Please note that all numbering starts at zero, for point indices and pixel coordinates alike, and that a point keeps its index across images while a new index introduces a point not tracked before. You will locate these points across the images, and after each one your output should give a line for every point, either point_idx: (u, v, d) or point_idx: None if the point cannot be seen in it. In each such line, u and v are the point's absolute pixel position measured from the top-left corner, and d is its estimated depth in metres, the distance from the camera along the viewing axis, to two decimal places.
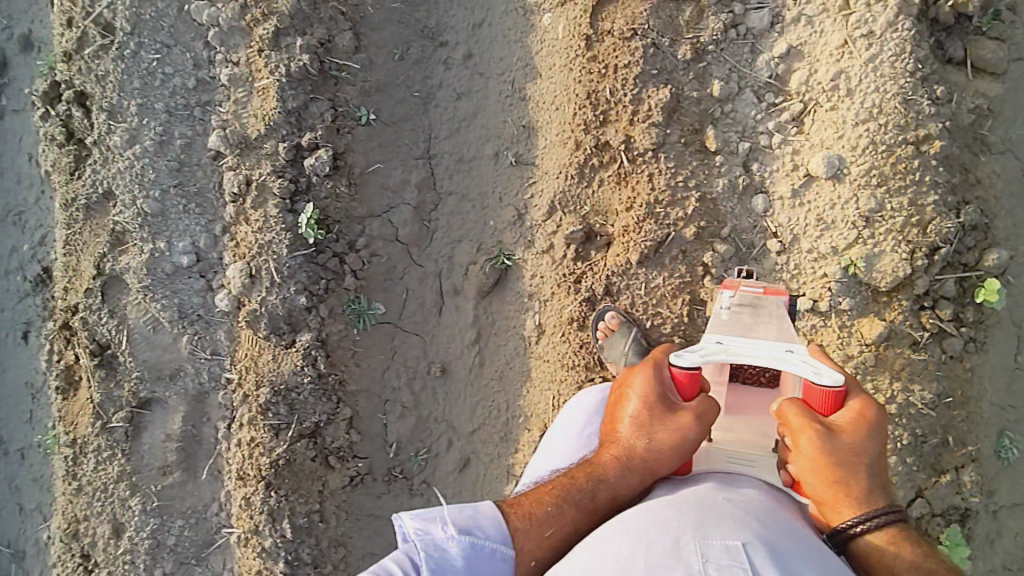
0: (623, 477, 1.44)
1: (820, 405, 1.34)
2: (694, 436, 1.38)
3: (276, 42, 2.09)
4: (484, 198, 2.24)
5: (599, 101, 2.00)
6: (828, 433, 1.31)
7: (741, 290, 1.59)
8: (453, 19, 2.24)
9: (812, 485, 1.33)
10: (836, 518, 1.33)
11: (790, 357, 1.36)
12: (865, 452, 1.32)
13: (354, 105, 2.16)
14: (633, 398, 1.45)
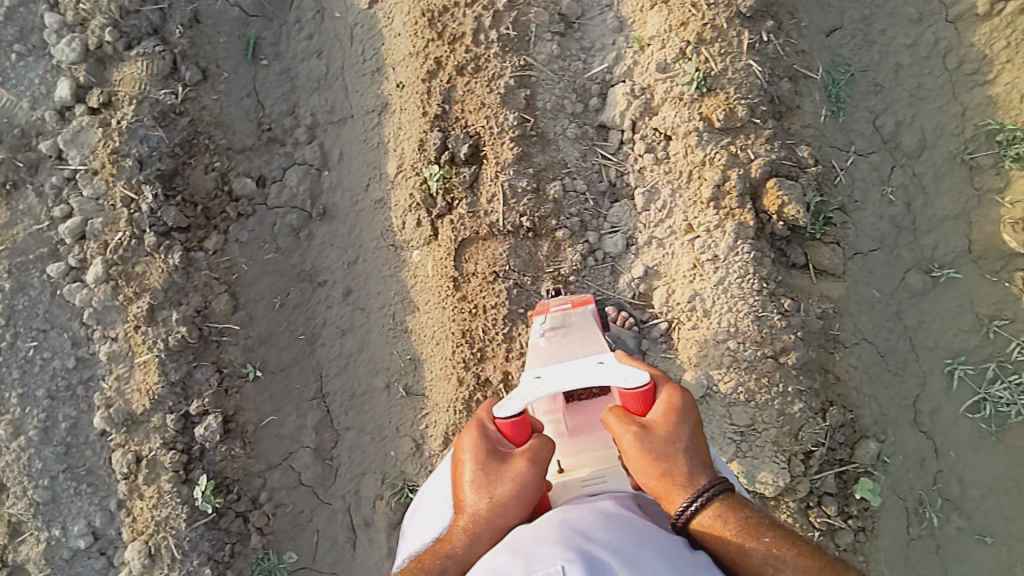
0: (473, 533, 1.40)
1: (635, 407, 1.47)
2: (531, 480, 1.38)
3: (153, 317, 2.11)
4: (381, 429, 2.27)
5: (474, 340, 2.08)
6: (646, 431, 1.42)
7: (552, 310, 1.80)
8: (326, 260, 2.30)
9: (645, 481, 1.41)
10: (674, 507, 1.40)
11: (601, 370, 1.50)
12: (682, 438, 1.43)
13: (239, 363, 2.18)
14: (466, 463, 1.43)
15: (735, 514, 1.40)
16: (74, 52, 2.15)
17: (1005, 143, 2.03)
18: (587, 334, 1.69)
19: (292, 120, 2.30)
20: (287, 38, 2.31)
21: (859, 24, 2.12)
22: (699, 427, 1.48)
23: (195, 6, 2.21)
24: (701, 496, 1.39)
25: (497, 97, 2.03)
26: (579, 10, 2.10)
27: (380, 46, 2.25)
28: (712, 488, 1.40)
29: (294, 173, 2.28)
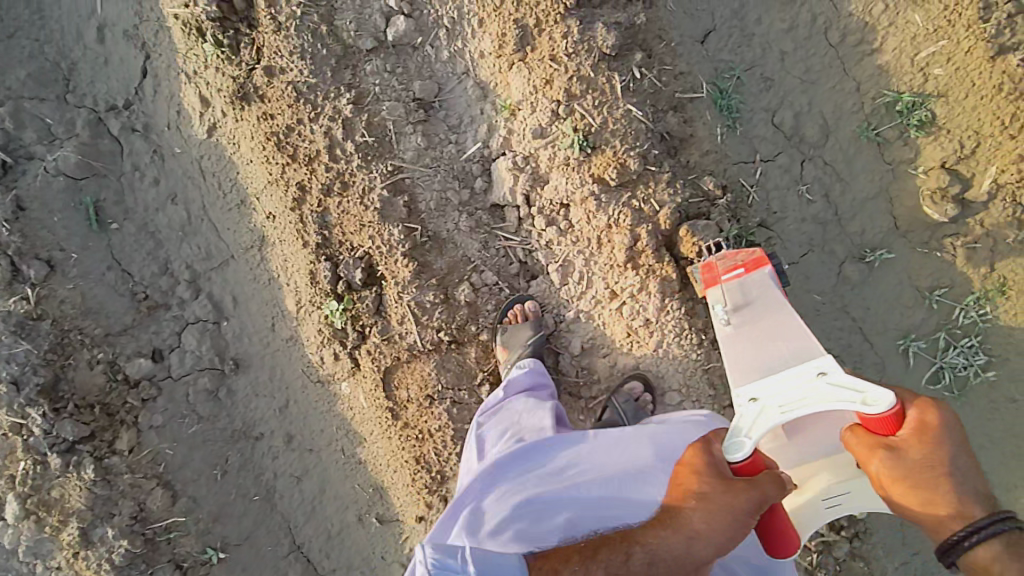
0: (665, 533, 1.26)
1: (886, 425, 1.21)
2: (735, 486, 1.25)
3: (87, 538, 1.94)
4: (369, 562, 2.13)
5: (430, 464, 1.95)
6: (896, 453, 1.18)
7: (725, 282, 1.67)
8: (257, 412, 2.12)
9: (893, 500, 1.21)
10: (942, 538, 1.16)
11: (829, 389, 1.27)
12: (947, 461, 1.17)
13: (198, 550, 2.03)
14: (701, 479, 1.25)
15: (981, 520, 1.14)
16: None
17: (907, 110, 1.94)
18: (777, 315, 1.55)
19: (167, 279, 2.07)
20: (131, 191, 2.06)
21: (732, 19, 1.98)
22: (970, 446, 1.20)
23: (16, 189, 1.94)
24: (965, 525, 1.14)
25: (375, 213, 1.83)
26: (435, 87, 1.90)
27: (235, 173, 2.02)
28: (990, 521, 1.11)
29: (191, 333, 2.07)
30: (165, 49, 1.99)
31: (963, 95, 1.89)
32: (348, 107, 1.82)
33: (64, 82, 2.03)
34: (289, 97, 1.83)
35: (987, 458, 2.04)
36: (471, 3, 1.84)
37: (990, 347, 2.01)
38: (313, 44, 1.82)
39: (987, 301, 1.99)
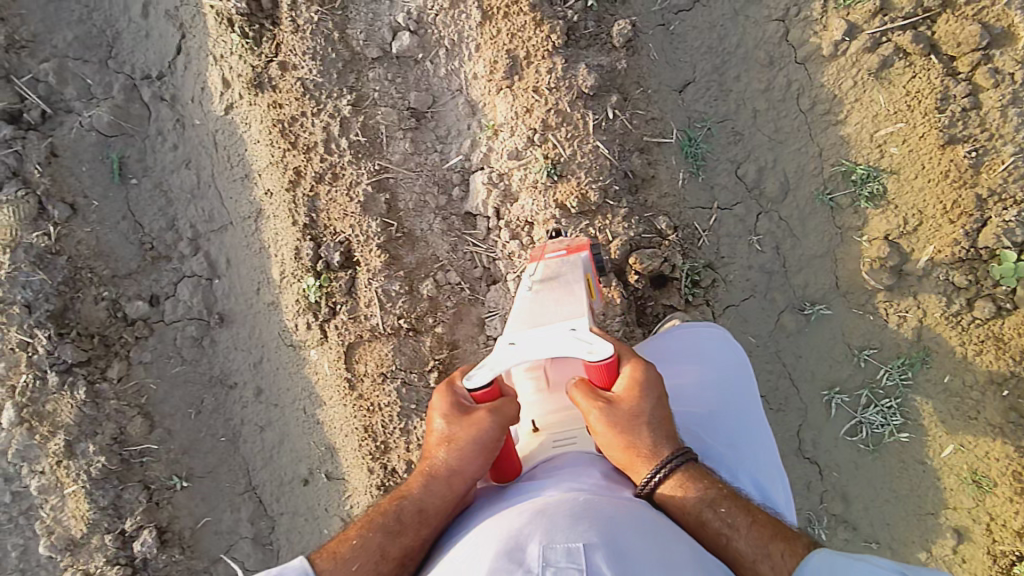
0: (389, 534, 1.40)
1: (606, 379, 1.46)
2: (469, 465, 1.41)
3: (71, 450, 2.21)
4: (312, 510, 2.37)
5: (377, 434, 2.17)
6: (612, 407, 1.42)
7: (547, 258, 1.73)
8: (234, 363, 2.38)
9: (609, 452, 1.42)
10: (635, 476, 1.41)
11: (573, 340, 1.47)
12: (646, 412, 1.43)
13: (165, 476, 2.30)
14: (442, 446, 1.44)
15: (699, 484, 1.41)
16: None
17: (860, 181, 2.07)
18: (570, 293, 1.60)
19: (172, 234, 2.33)
20: (153, 151, 2.32)
21: (712, 74, 2.13)
22: (665, 401, 1.47)
23: (52, 138, 2.21)
24: (658, 465, 1.40)
25: (357, 205, 2.06)
26: (428, 100, 2.11)
27: (243, 150, 2.26)
28: (671, 464, 1.39)
29: (185, 285, 2.33)
30: (199, 30, 2.24)
31: (913, 176, 2.03)
32: (347, 107, 2.04)
33: (108, 48, 2.28)
34: (297, 91, 2.06)
35: (888, 510, 2.13)
36: (471, 30, 2.04)
37: (908, 411, 2.09)
38: (323, 48, 2.04)
39: (911, 367, 2.08)
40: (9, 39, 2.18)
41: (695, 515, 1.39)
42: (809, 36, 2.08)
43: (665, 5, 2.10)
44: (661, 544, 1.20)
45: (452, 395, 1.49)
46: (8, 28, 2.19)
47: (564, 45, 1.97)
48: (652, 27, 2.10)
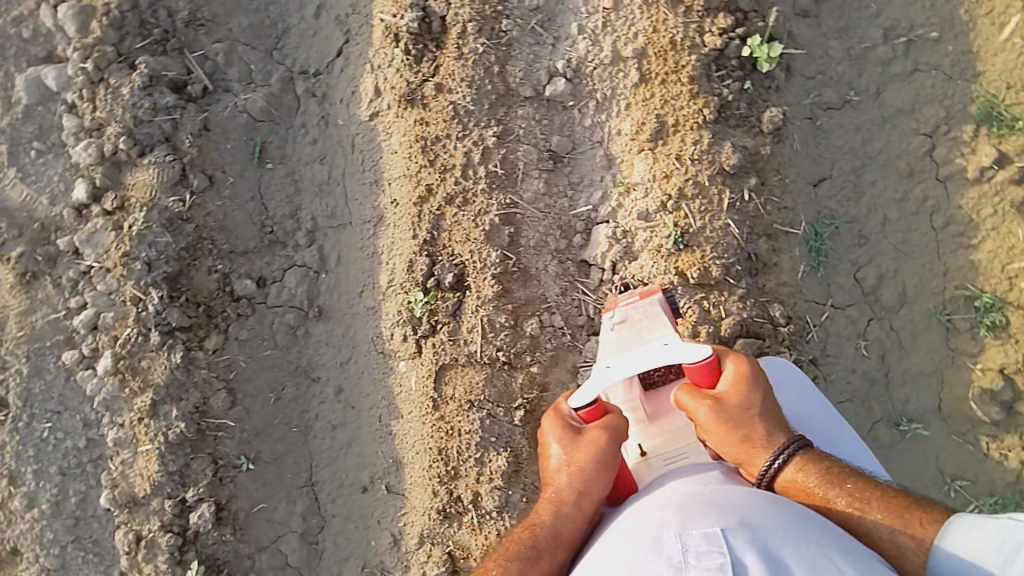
0: (528, 558, 1.62)
1: (706, 380, 1.70)
2: (595, 480, 1.66)
3: (155, 410, 2.30)
4: (365, 519, 2.38)
5: (449, 458, 2.18)
6: (722, 406, 1.65)
7: (620, 305, 1.85)
8: (322, 357, 2.42)
9: (726, 448, 1.66)
10: (755, 466, 1.66)
11: (668, 351, 1.66)
12: (755, 404, 1.68)
13: (234, 454, 2.34)
14: (563, 469, 1.70)
15: (818, 466, 1.66)
16: (90, 158, 2.30)
17: (983, 309, 2.05)
18: (654, 319, 1.77)
19: (292, 223, 2.42)
20: (293, 141, 2.42)
21: (849, 174, 2.12)
22: (768, 393, 1.72)
23: (206, 113, 2.34)
24: (777, 454, 1.65)
25: (482, 233, 2.11)
26: (568, 144, 2.14)
27: (379, 157, 2.34)
28: (788, 449, 1.65)
29: (294, 274, 2.41)
30: (363, 40, 2.36)
31: None
32: (491, 139, 2.10)
33: (275, 39, 2.41)
34: (447, 113, 2.12)
35: None
36: (625, 88, 2.07)
37: None
38: (482, 79, 2.10)
39: (1005, 509, 2.02)
40: (192, 15, 2.35)
41: (823, 494, 1.63)
42: (956, 155, 2.08)
43: (815, 99, 2.09)
44: (774, 503, 1.46)
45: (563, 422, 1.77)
46: (193, 5, 2.35)
47: (715, 121, 1.99)
48: (798, 116, 2.07)
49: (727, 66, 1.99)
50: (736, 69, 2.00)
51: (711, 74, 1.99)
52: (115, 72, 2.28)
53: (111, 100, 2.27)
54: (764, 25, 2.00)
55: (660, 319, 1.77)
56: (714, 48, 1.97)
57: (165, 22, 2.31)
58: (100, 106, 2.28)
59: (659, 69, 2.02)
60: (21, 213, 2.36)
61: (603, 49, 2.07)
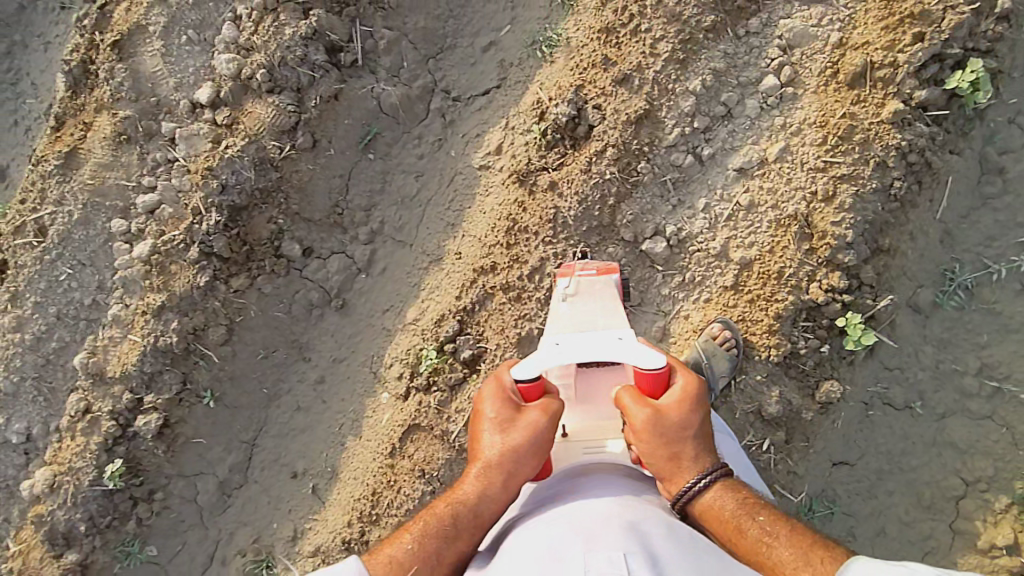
0: (446, 537, 1.66)
1: (652, 389, 1.67)
2: (526, 463, 1.65)
3: (158, 314, 2.38)
4: (278, 501, 2.44)
5: (377, 504, 2.23)
6: (660, 419, 1.63)
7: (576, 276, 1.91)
8: (321, 343, 2.47)
9: (654, 460, 1.64)
10: (677, 484, 1.65)
11: (620, 345, 1.65)
12: (690, 424, 1.66)
13: (202, 385, 2.42)
14: (492, 445, 1.68)
15: (735, 496, 1.67)
16: (227, 72, 2.39)
17: None
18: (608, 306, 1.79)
19: (361, 217, 2.46)
20: (402, 146, 2.45)
21: (871, 472, 2.02)
22: (704, 417, 1.71)
23: (343, 84, 2.38)
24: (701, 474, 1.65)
25: (515, 336, 2.14)
26: (636, 298, 2.08)
27: (468, 207, 2.36)
28: (712, 474, 1.64)
29: (337, 260, 2.45)
30: (513, 95, 2.35)
31: None
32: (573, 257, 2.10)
33: (438, 50, 2.43)
34: (547, 215, 2.12)
35: None
36: (715, 283, 2.03)
37: None
38: (593, 203, 2.08)
39: None
40: None
41: (735, 523, 1.64)
42: (978, 517, 1.94)
43: (880, 390, 2.00)
44: (680, 534, 1.47)
45: (503, 393, 1.73)
46: None
47: (776, 363, 1.95)
48: (852, 396, 1.99)
49: (818, 319, 1.93)
50: (824, 327, 1.93)
51: (796, 322, 1.94)
52: (288, 10, 2.35)
53: (270, 33, 2.35)
54: (871, 303, 1.92)
55: (616, 309, 1.79)
56: (813, 299, 1.91)
57: None
58: (260, 34, 2.37)
59: (753, 287, 1.98)
60: (146, 83, 2.48)
61: (715, 238, 2.03)
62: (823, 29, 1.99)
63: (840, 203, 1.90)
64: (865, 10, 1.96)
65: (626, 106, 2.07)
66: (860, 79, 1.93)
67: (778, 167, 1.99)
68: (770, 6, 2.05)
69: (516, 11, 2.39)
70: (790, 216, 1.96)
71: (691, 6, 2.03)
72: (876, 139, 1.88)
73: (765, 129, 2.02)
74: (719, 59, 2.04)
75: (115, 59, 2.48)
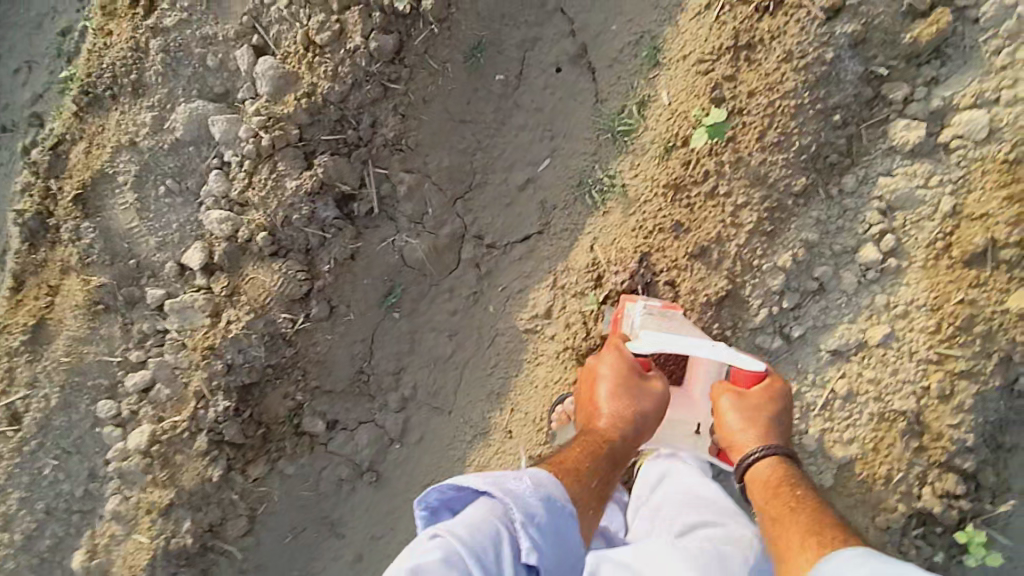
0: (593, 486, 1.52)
1: (746, 380, 1.66)
2: (647, 426, 1.64)
3: (167, 512, 2.06)
4: None
5: None
6: (741, 398, 1.62)
7: (643, 300, 1.78)
8: (352, 519, 2.20)
9: (726, 427, 1.64)
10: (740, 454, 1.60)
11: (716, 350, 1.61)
12: (772, 412, 1.61)
13: None
14: (618, 407, 1.62)
15: (792, 479, 1.52)
16: (221, 232, 2.01)
17: None
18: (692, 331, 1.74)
19: (390, 382, 2.15)
20: (431, 300, 2.13)
21: None
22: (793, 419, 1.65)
23: (359, 242, 2.05)
24: (764, 450, 1.56)
25: None
26: None
27: (515, 374, 2.09)
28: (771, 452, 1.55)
29: (367, 431, 2.15)
30: (560, 245, 2.04)
31: None
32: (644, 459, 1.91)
33: (466, 188, 2.09)
34: None
35: None
36: (809, 480, 1.80)
37: None
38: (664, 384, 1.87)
39: None
40: (395, 137, 2.01)
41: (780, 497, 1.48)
42: None
43: None
44: None
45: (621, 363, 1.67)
46: (403, 127, 2.01)
47: None
48: None
49: (929, 526, 1.74)
50: (936, 533, 1.74)
51: (906, 531, 1.74)
52: (288, 158, 1.97)
53: (269, 188, 1.97)
54: (989, 508, 1.72)
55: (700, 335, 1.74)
56: (926, 506, 1.71)
57: (364, 129, 1.99)
58: (255, 187, 1.98)
59: (857, 492, 1.76)
60: (121, 242, 2.07)
61: (808, 432, 1.80)
62: (931, 193, 1.73)
63: (959, 403, 1.68)
64: (981, 169, 1.69)
65: (706, 284, 1.81)
66: (980, 258, 1.67)
67: (881, 352, 1.76)
68: (867, 161, 1.79)
69: (555, 142, 2.05)
70: (897, 412, 1.72)
71: (778, 166, 1.76)
72: (1000, 331, 1.65)
73: (865, 307, 1.78)
74: (810, 228, 1.79)
75: (80, 215, 2.06)
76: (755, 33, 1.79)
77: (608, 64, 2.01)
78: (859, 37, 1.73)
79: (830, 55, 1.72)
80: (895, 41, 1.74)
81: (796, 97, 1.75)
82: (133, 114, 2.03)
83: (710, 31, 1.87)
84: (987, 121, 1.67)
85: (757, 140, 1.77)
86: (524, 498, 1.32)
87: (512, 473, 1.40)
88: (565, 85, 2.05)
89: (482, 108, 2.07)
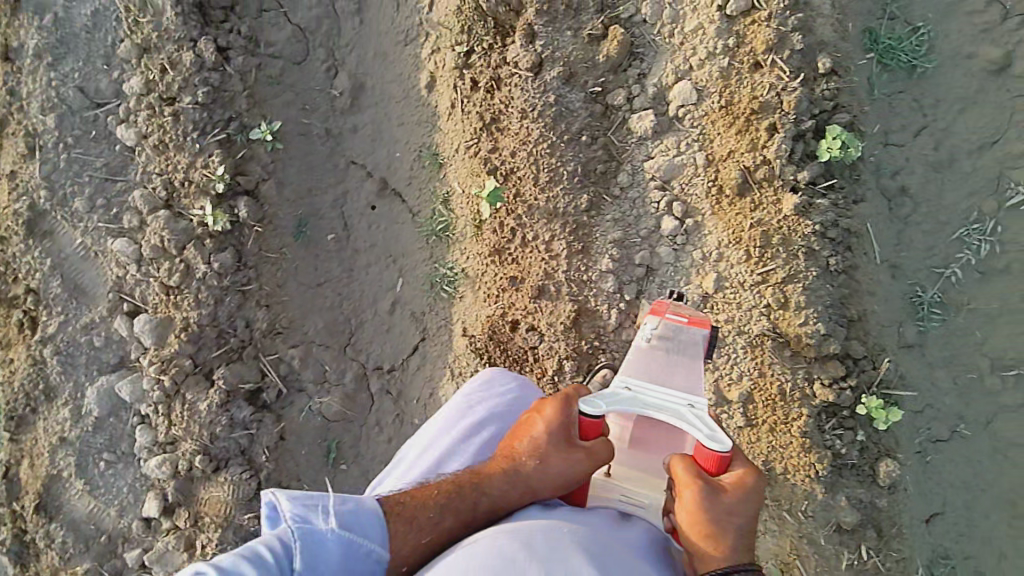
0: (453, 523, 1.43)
1: (710, 466, 1.39)
2: (554, 481, 1.45)
3: None
4: None
5: None
6: (712, 493, 1.35)
7: (666, 318, 1.64)
8: None
9: (686, 531, 1.36)
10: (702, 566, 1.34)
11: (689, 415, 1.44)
12: (741, 514, 1.36)
13: None
14: (529, 457, 1.47)
15: None
16: (163, 474, 2.24)
17: None
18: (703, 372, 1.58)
19: None
20: (366, 439, 2.33)
21: (960, 507, 1.95)
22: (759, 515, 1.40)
23: (282, 422, 2.28)
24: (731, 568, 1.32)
25: None
26: None
27: None
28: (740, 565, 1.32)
29: None
30: (443, 342, 2.30)
31: None
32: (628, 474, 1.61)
33: (349, 335, 2.35)
34: None
35: None
36: (730, 427, 2.00)
37: None
38: None
39: None
40: (270, 325, 2.29)
41: None
42: None
43: (922, 435, 1.96)
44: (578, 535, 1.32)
45: (559, 418, 1.49)
46: (272, 315, 2.29)
47: (829, 473, 1.93)
48: (904, 457, 1.94)
49: (839, 414, 1.94)
50: (848, 416, 1.93)
51: (823, 427, 1.93)
52: (191, 386, 2.23)
53: (187, 417, 2.22)
54: (873, 372, 1.93)
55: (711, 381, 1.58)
56: (824, 399, 1.91)
57: (242, 332, 2.26)
58: (175, 423, 2.23)
59: (765, 416, 1.96)
60: (88, 525, 2.29)
61: (706, 387, 2.01)
62: (685, 155, 2.02)
63: (797, 304, 1.90)
64: (710, 121, 2.00)
65: (557, 314, 2.07)
66: (745, 187, 1.96)
67: (722, 295, 2.00)
68: (629, 155, 2.08)
69: (398, 262, 2.34)
70: (760, 335, 1.95)
71: (561, 197, 2.06)
72: (793, 234, 1.91)
73: (690, 266, 2.03)
74: (613, 228, 2.06)
75: (46, 520, 2.28)
76: (493, 109, 2.13)
77: (406, 182, 2.34)
78: (566, 74, 2.07)
79: (552, 97, 2.06)
80: (595, 62, 2.08)
81: (545, 139, 2.06)
82: (55, 416, 2.29)
83: (463, 123, 2.21)
84: (693, 87, 2.01)
85: (535, 185, 2.08)
86: (282, 535, 1.35)
87: (320, 501, 1.40)
88: (384, 216, 2.36)
89: (329, 266, 2.37)
